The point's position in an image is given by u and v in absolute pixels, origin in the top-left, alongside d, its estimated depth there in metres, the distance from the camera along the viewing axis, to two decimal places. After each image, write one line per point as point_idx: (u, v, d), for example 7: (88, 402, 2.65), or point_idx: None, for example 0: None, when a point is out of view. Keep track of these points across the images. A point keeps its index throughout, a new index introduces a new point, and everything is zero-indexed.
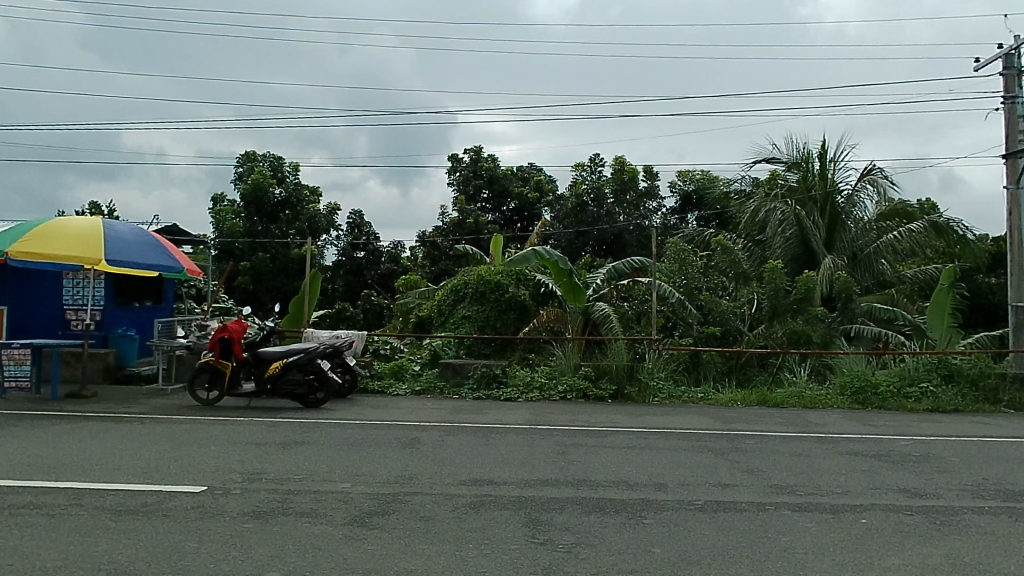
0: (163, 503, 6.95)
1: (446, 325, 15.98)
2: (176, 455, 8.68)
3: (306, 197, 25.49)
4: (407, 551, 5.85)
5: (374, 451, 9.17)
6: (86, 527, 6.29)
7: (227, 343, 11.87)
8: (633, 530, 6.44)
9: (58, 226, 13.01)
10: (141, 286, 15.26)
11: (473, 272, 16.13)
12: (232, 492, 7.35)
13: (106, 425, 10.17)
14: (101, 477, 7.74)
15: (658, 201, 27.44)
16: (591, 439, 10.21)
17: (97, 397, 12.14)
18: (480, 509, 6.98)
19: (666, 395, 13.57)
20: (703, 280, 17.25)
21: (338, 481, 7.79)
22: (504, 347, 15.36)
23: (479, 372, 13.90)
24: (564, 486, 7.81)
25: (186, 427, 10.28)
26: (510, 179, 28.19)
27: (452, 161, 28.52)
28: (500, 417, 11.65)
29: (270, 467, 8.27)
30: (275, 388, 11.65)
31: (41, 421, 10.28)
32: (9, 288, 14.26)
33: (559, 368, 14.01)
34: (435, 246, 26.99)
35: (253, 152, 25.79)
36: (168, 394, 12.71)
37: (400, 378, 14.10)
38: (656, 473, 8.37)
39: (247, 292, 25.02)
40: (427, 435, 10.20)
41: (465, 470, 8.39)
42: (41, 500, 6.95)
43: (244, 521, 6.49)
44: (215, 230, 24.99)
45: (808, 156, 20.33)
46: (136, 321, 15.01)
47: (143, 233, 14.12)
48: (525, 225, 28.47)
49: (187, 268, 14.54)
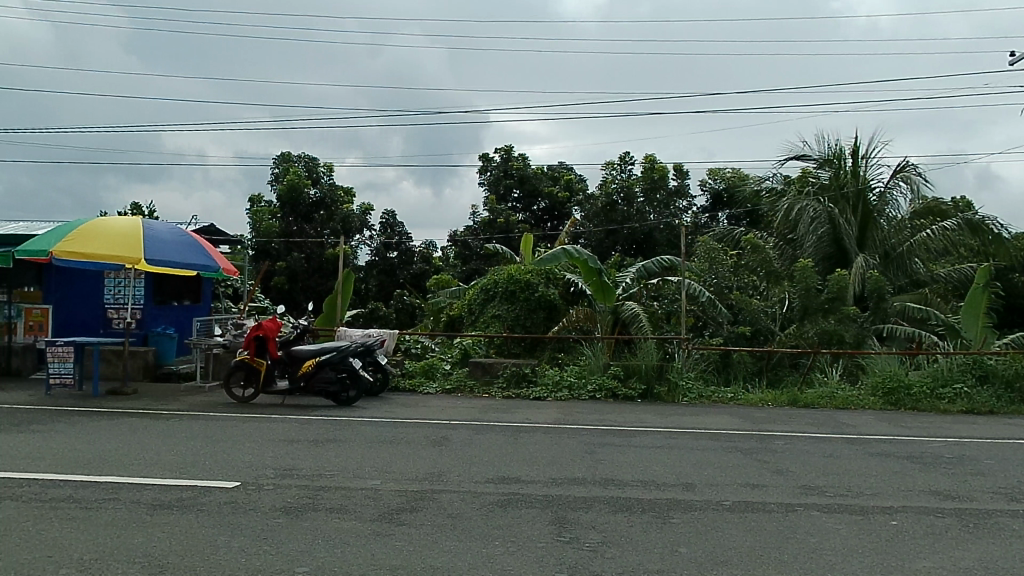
0: (197, 498, 7.16)
1: (476, 323, 16.04)
2: (210, 451, 8.90)
3: (340, 197, 25.74)
4: (434, 547, 5.97)
5: (404, 449, 9.31)
6: (123, 521, 6.50)
7: (261, 341, 12.06)
8: (660, 529, 6.50)
9: (100, 226, 13.34)
10: (180, 286, 15.54)
11: (503, 271, 16.15)
12: (265, 488, 7.55)
13: (145, 421, 10.43)
14: (138, 472, 7.97)
15: (689, 200, 27.27)
16: (618, 438, 10.26)
17: (137, 394, 12.44)
18: (508, 507, 7.09)
19: (696, 395, 13.57)
20: (733, 278, 17.15)
21: (368, 478, 7.94)
22: (534, 346, 15.35)
23: (509, 371, 14.01)
24: (592, 485, 7.88)
25: (221, 424, 10.49)
26: (540, 178, 28.19)
27: (482, 160, 28.50)
28: (529, 416, 11.75)
29: (303, 464, 8.46)
30: (308, 386, 11.78)
31: (82, 417, 10.57)
32: (54, 287, 14.62)
33: (588, 367, 14.07)
34: (466, 245, 27.16)
35: (289, 153, 26.12)
36: (205, 392, 12.98)
37: (431, 377, 14.20)
38: (684, 473, 8.39)
39: (283, 292, 25.34)
40: (457, 433, 10.33)
41: (493, 469, 8.48)
42: (79, 494, 7.20)
43: (275, 517, 6.66)
44: (252, 230, 25.42)
45: (840, 153, 20.13)
46: (175, 319, 15.27)
47: (182, 233, 14.38)
48: (556, 225, 28.44)
49: (224, 267, 14.75)
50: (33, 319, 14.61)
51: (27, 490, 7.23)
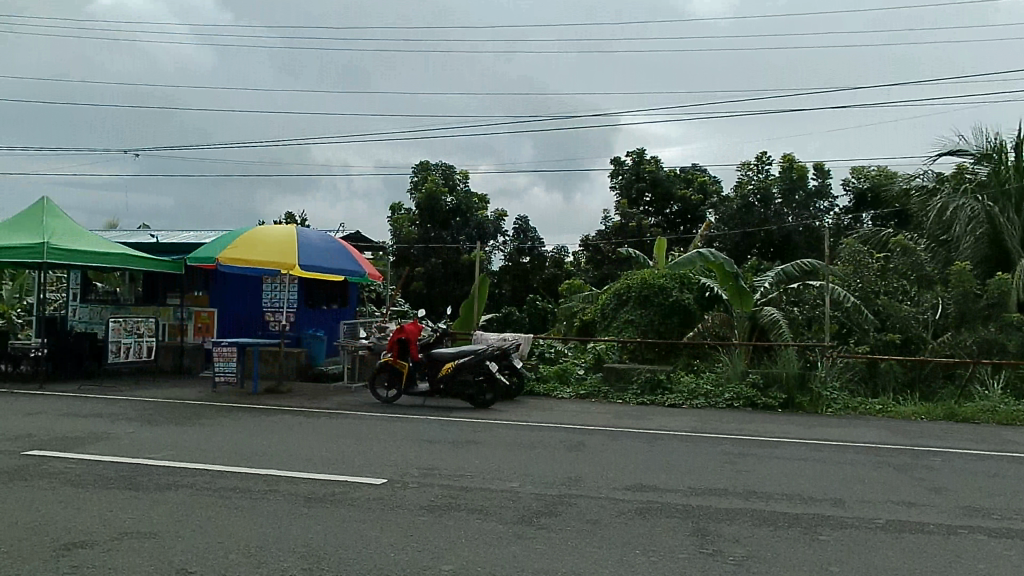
0: (348, 493, 7.55)
1: (609, 329, 15.96)
2: (359, 449, 9.36)
3: (475, 204, 26.36)
4: (575, 553, 6.02)
5: (541, 453, 9.43)
6: (283, 512, 6.96)
7: (404, 344, 12.55)
8: (807, 546, 6.25)
9: (259, 235, 14.28)
10: (329, 291, 16.42)
11: (636, 275, 16.04)
12: (409, 486, 7.86)
13: (299, 419, 11.10)
14: (294, 466, 8.50)
15: (830, 201, 25.92)
16: (759, 449, 9.95)
17: (290, 393, 13.25)
18: (646, 515, 7.03)
19: (841, 406, 12.92)
20: (880, 282, 16.22)
21: (507, 481, 8.10)
22: (668, 352, 15.04)
23: (643, 377, 13.86)
24: (733, 496, 7.69)
25: (367, 423, 10.99)
26: (673, 181, 27.75)
27: (614, 164, 28.41)
28: (664, 424, 11.59)
29: (445, 464, 8.74)
30: (447, 388, 12.15)
31: (243, 413, 11.38)
32: (219, 292, 15.78)
33: (725, 374, 13.72)
34: (597, 250, 27.00)
35: (426, 162, 27.02)
36: (351, 391, 13.64)
37: (565, 382, 14.30)
38: (832, 488, 8.03)
39: (422, 297, 26.22)
40: (593, 439, 10.34)
41: (631, 476, 8.44)
42: (244, 485, 7.76)
43: (420, 515, 6.92)
44: (393, 238, 26.48)
45: (1001, 147, 18.61)
46: (324, 322, 16.14)
47: (331, 240, 15.20)
48: (689, 227, 27.94)
49: (369, 273, 15.47)
50: (202, 321, 15.84)
51: (199, 480, 7.87)
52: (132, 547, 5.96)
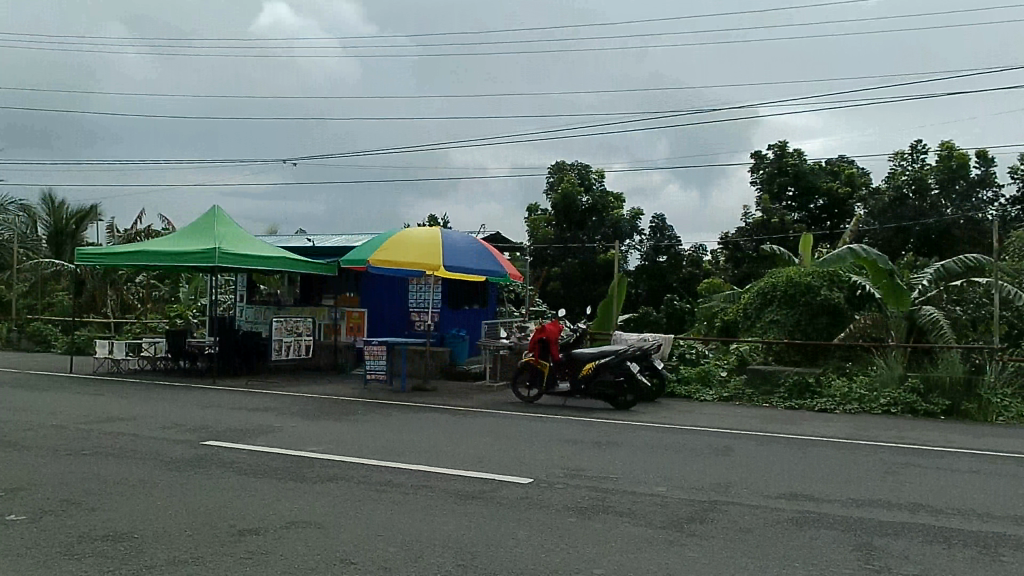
0: (497, 491, 7.69)
1: (752, 330, 15.42)
2: (504, 448, 9.51)
3: (611, 203, 26.22)
4: (729, 562, 5.85)
5: (687, 457, 9.24)
6: (435, 507, 7.17)
7: (544, 344, 12.62)
8: (988, 568, 5.77)
9: (406, 237, 14.79)
10: (471, 291, 16.81)
11: (782, 273, 15.45)
12: (555, 486, 7.90)
13: (445, 417, 11.42)
14: (444, 463, 8.75)
15: (996, 189, 23.96)
16: (923, 459, 9.30)
17: (435, 391, 13.67)
18: (804, 526, 6.74)
19: (1014, 414, 11.86)
20: None
21: (654, 485, 7.99)
22: (816, 354, 14.41)
23: (791, 381, 13.33)
24: (898, 509, 7.23)
25: (510, 422, 11.17)
26: (818, 174, 26.53)
27: (754, 158, 27.44)
28: (815, 429, 11.07)
29: (590, 466, 8.72)
30: (588, 388, 12.13)
31: (393, 410, 11.85)
32: (368, 293, 16.48)
33: (881, 379, 12.95)
34: (737, 247, 26.11)
35: (562, 162, 27.14)
36: (493, 390, 13.91)
37: (708, 384, 13.93)
38: (1013, 505, 7.38)
39: (559, 297, 26.40)
40: (740, 444, 10.02)
41: (783, 483, 8.11)
42: (397, 479, 8.06)
43: (568, 516, 6.94)
44: (530, 238, 26.80)
45: None
46: (467, 322, 16.55)
47: (474, 241, 15.55)
48: (836, 223, 26.58)
49: (510, 273, 15.71)
50: (353, 321, 16.55)
51: (356, 473, 8.25)
52: (299, 536, 6.31)
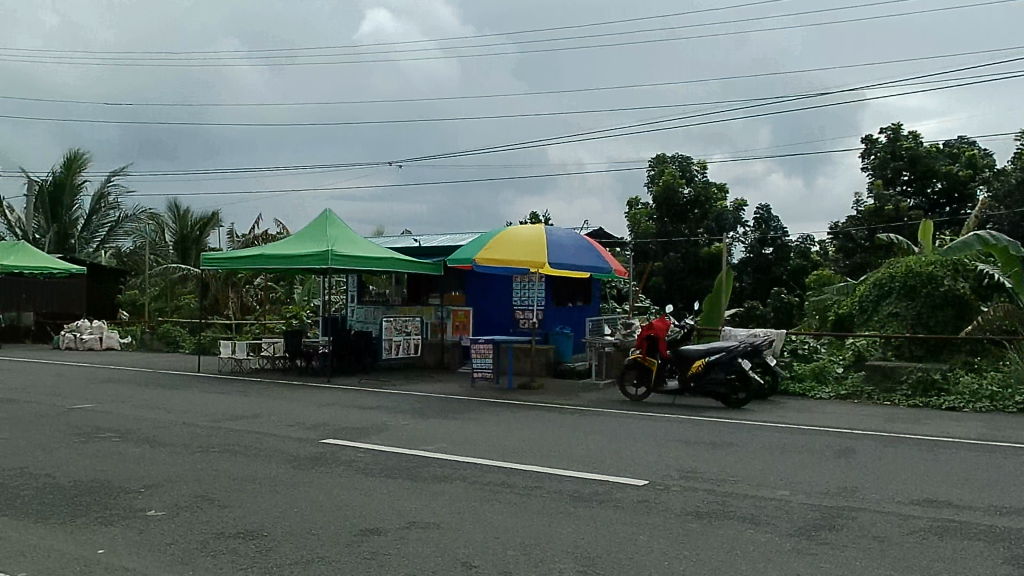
0: (612, 493, 7.58)
1: (869, 323, 14.71)
2: (617, 448, 9.38)
3: (714, 195, 25.63)
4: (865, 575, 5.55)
5: (808, 459, 8.87)
6: (552, 509, 7.13)
7: (652, 341, 12.36)
8: None
9: (512, 235, 14.82)
10: (575, 288, 16.72)
11: (900, 264, 14.65)
12: (672, 489, 7.73)
13: (553, 415, 11.38)
14: (557, 463, 8.70)
15: None
16: None
17: (541, 389, 13.65)
18: (944, 536, 6.33)
19: None
20: None
21: (776, 488, 7.70)
22: (940, 348, 13.57)
23: (914, 377, 12.62)
24: None
25: (619, 421, 11.02)
26: (936, 157, 25.06)
27: (865, 143, 26.22)
28: (945, 429, 10.44)
29: (707, 467, 8.49)
30: (698, 387, 11.83)
31: (502, 409, 11.90)
32: (473, 292, 16.65)
33: (1016, 375, 12.10)
34: (849, 238, 25.09)
35: (662, 154, 26.68)
36: (599, 388, 13.78)
37: (823, 381, 13.38)
38: None
39: (662, 292, 26.04)
40: (864, 445, 9.55)
41: (917, 489, 7.66)
42: (512, 480, 8.07)
43: (689, 521, 6.76)
44: (631, 233, 26.51)
45: None
46: (571, 319, 16.48)
47: (578, 237, 15.42)
48: (956, 207, 25.02)
49: (614, 268, 15.52)
50: (458, 319, 16.73)
51: (471, 472, 8.31)
52: (419, 537, 6.39)
